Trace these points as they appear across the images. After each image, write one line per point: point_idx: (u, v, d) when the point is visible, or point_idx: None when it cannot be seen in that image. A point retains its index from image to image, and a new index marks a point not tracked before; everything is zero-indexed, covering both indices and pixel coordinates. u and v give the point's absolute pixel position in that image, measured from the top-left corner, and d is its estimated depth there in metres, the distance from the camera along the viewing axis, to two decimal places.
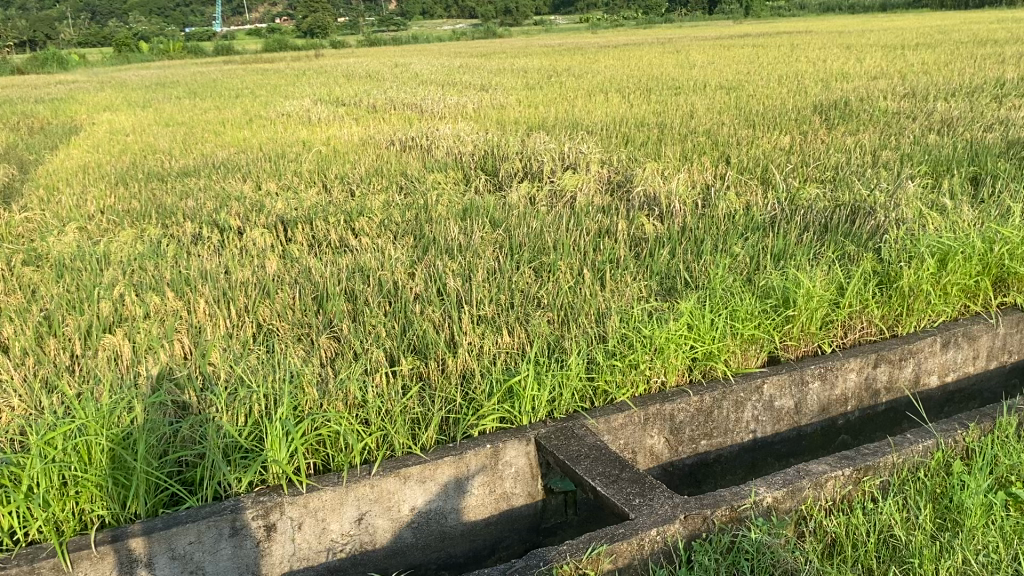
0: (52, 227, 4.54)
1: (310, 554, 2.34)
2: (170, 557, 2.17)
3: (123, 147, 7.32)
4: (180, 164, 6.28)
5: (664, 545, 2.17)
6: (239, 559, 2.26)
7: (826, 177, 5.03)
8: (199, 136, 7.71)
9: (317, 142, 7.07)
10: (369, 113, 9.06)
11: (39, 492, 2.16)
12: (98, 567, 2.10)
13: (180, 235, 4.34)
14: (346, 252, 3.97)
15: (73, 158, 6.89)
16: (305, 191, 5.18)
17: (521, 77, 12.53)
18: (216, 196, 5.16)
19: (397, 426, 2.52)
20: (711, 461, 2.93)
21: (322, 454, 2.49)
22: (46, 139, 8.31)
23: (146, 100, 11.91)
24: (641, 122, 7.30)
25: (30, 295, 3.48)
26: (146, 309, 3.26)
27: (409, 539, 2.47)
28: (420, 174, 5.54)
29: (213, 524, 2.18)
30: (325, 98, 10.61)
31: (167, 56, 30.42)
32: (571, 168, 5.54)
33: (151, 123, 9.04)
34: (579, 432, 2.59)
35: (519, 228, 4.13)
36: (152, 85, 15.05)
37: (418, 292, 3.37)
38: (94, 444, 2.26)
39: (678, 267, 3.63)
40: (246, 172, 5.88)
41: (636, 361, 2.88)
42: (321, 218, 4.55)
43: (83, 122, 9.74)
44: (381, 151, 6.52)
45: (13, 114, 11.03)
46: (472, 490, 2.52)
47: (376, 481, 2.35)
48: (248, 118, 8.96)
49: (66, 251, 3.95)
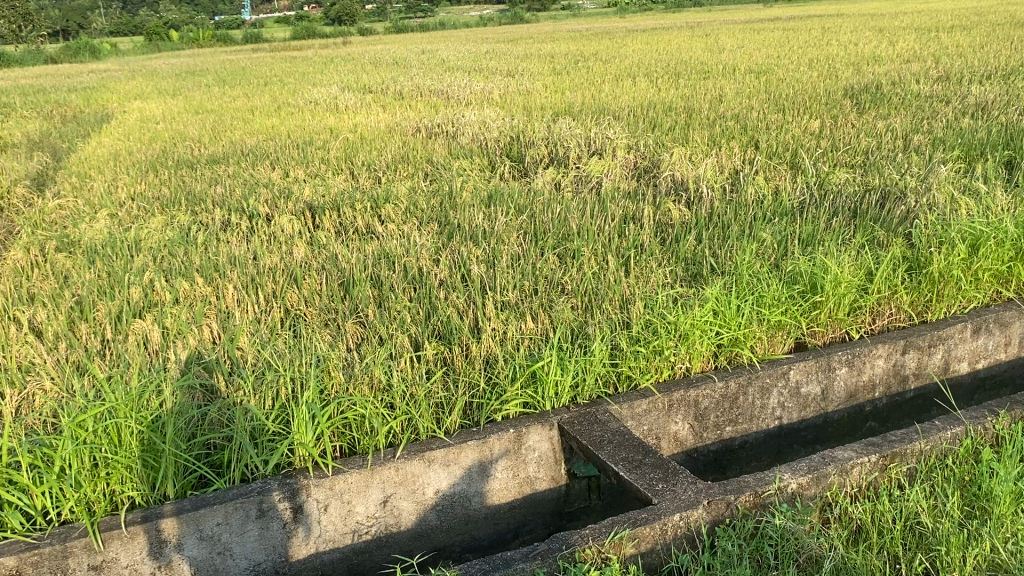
0: (84, 214, 4.61)
1: (335, 536, 2.37)
2: (198, 538, 2.21)
3: (153, 135, 7.40)
4: (209, 152, 6.34)
5: (687, 530, 2.17)
6: (266, 540, 2.29)
7: (856, 161, 4.96)
8: (228, 124, 7.78)
9: (344, 129, 7.10)
10: (396, 99, 9.08)
11: (71, 473, 2.20)
12: (129, 547, 2.14)
13: (209, 222, 4.39)
14: (372, 238, 4.00)
15: (104, 146, 6.98)
16: (332, 178, 5.22)
17: (548, 63, 12.47)
18: (245, 182, 5.21)
19: (422, 410, 2.54)
20: (736, 447, 2.92)
21: (347, 437, 2.52)
22: (79, 127, 8.42)
23: (176, 88, 12.03)
24: (669, 107, 7.25)
25: (63, 281, 3.54)
26: (176, 295, 3.30)
27: (434, 521, 2.49)
28: (446, 160, 5.54)
29: (240, 505, 2.21)
30: (353, 85, 10.65)
31: (196, 44, 30.64)
32: (598, 153, 5.51)
33: (181, 111, 9.13)
34: (603, 417, 2.59)
35: (544, 214, 4.13)
36: (182, 73, 15.20)
37: (443, 278, 3.38)
38: (124, 427, 2.30)
39: (704, 253, 3.61)
40: (274, 159, 5.93)
41: (660, 347, 2.88)
42: (348, 204, 4.58)
43: (115, 110, 9.85)
44: (407, 138, 6.53)
45: (47, 103, 11.18)
46: (495, 474, 2.53)
47: (400, 464, 2.38)
48: (276, 106, 9.03)
49: (97, 238, 4.01)
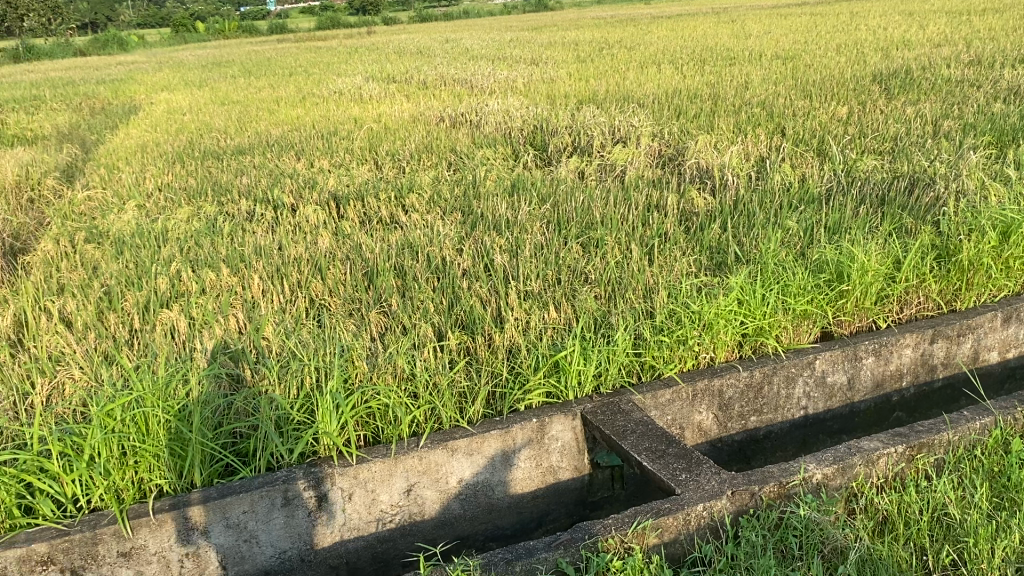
0: (113, 205, 4.67)
1: (360, 525, 2.39)
2: (225, 526, 2.23)
3: (180, 126, 7.46)
4: (235, 143, 6.39)
5: (710, 521, 2.16)
6: (292, 528, 2.31)
7: (885, 148, 4.89)
8: (254, 115, 7.82)
9: (368, 119, 7.11)
10: (420, 89, 9.09)
11: (100, 461, 2.24)
12: (157, 535, 2.17)
13: (235, 212, 4.42)
14: (396, 228, 4.01)
15: (132, 138, 7.05)
16: (356, 168, 5.23)
17: (572, 51, 12.41)
18: (270, 173, 5.24)
19: (445, 399, 2.55)
20: (761, 437, 2.90)
21: (371, 427, 2.53)
22: (108, 119, 8.51)
23: (203, 80, 12.11)
24: (694, 94, 7.19)
25: (92, 271, 3.59)
26: (202, 285, 3.33)
27: (458, 510, 2.51)
28: (469, 150, 5.54)
29: (266, 494, 2.24)
30: (377, 75, 10.66)
31: (222, 36, 30.80)
32: (622, 142, 5.48)
33: (207, 102, 9.20)
34: (626, 407, 2.59)
35: (568, 203, 4.12)
36: (208, 64, 15.30)
37: (466, 267, 3.39)
38: (151, 416, 2.33)
39: (729, 241, 3.58)
40: (299, 149, 5.96)
41: (684, 336, 2.86)
42: (372, 194, 4.59)
43: (142, 102, 9.95)
44: (431, 127, 6.53)
45: (76, 95, 11.31)
46: (518, 463, 2.54)
47: (423, 453, 2.39)
48: (301, 96, 9.06)
49: (125, 229, 4.06)
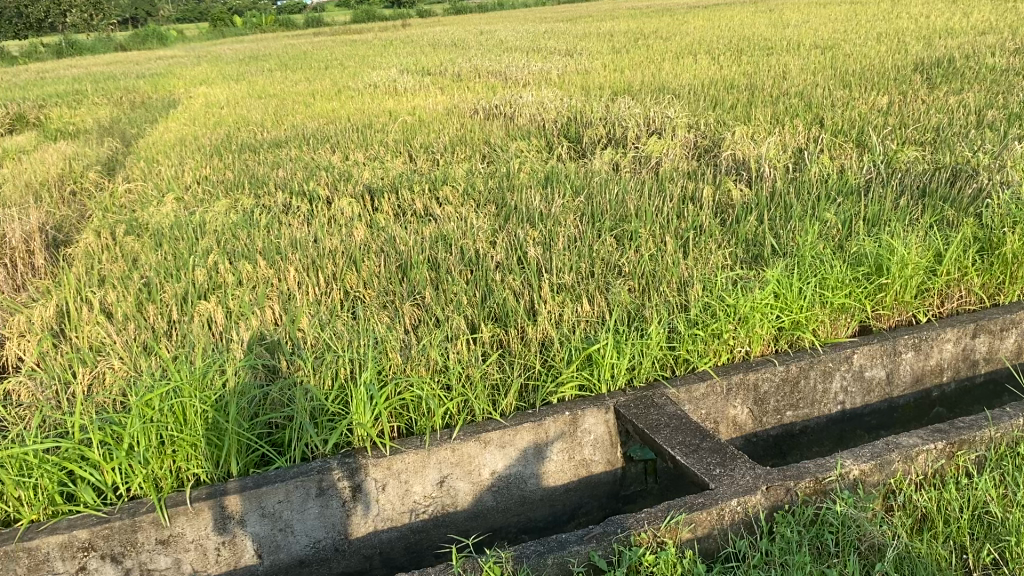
0: (152, 198, 4.74)
1: (393, 515, 2.40)
2: (260, 515, 2.26)
3: (218, 120, 7.55)
4: (271, 136, 6.45)
5: (744, 516, 2.14)
6: (326, 518, 2.34)
7: (926, 139, 4.80)
8: (291, 108, 7.89)
9: (403, 112, 7.14)
10: (454, 81, 9.09)
11: (139, 450, 2.27)
12: (194, 523, 2.20)
13: (271, 205, 4.46)
14: (430, 220, 4.02)
15: (171, 131, 7.14)
16: (391, 160, 5.25)
17: (608, 42, 12.33)
18: (306, 166, 5.28)
19: (477, 391, 2.56)
20: (797, 432, 2.87)
21: (405, 418, 2.55)
22: (148, 113, 8.64)
23: (240, 73, 12.24)
24: (731, 84, 7.11)
25: (132, 263, 3.65)
26: (239, 276, 3.37)
27: (490, 502, 2.52)
28: (503, 142, 5.53)
29: (300, 484, 2.26)
30: (412, 68, 10.68)
31: (259, 29, 31.09)
32: (657, 133, 5.44)
33: (244, 96, 9.29)
34: (659, 400, 2.58)
35: (602, 195, 4.10)
36: (245, 58, 15.45)
37: (499, 260, 3.39)
38: (189, 406, 2.37)
39: (765, 234, 3.54)
40: (334, 142, 6.00)
41: (719, 329, 2.84)
42: (406, 187, 4.61)
43: (181, 96, 10.07)
44: (465, 119, 6.54)
45: (117, 89, 11.49)
46: (550, 456, 2.53)
47: (456, 445, 2.40)
48: (337, 89, 9.12)
49: (164, 221, 4.11)
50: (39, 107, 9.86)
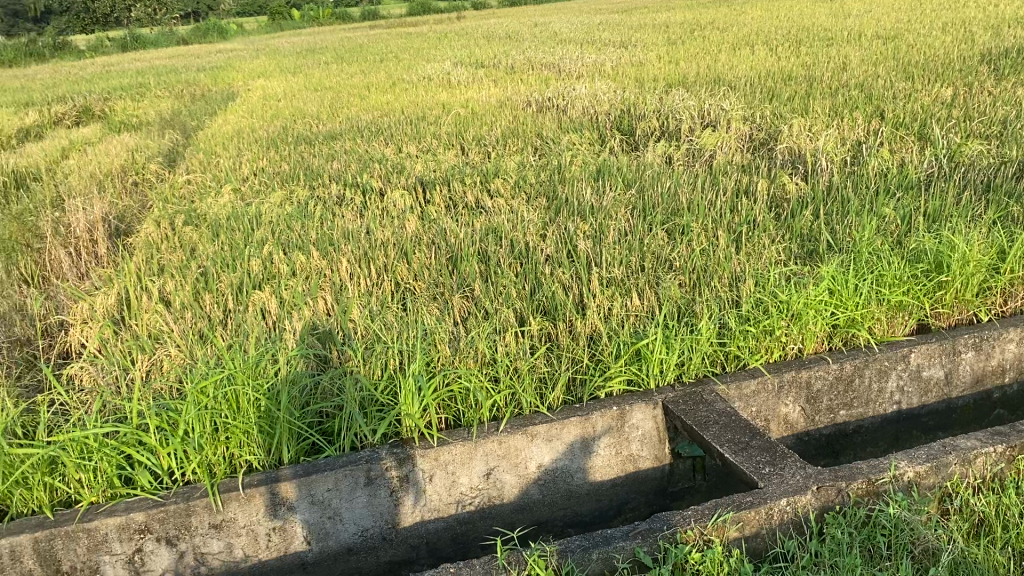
0: (211, 189, 4.84)
1: (440, 505, 2.42)
2: (310, 502, 2.30)
3: (275, 112, 7.67)
4: (327, 128, 6.53)
5: (794, 516, 2.11)
6: (374, 507, 2.37)
7: (992, 132, 4.66)
8: (346, 101, 7.98)
9: (456, 104, 7.16)
10: (508, 74, 9.09)
11: (193, 437, 2.33)
12: (246, 509, 2.25)
13: (326, 197, 4.52)
14: (481, 213, 4.04)
15: (229, 123, 7.28)
16: (443, 153, 5.28)
17: (663, 33, 12.20)
18: (360, 158, 5.33)
19: (525, 384, 2.56)
20: (851, 431, 2.81)
21: (452, 410, 2.56)
22: (207, 105, 8.82)
23: (297, 66, 12.42)
24: (788, 76, 6.98)
25: (190, 253, 3.73)
26: (293, 267, 3.42)
27: (536, 495, 2.52)
28: (556, 135, 5.52)
29: (349, 472, 2.29)
30: (466, 60, 10.71)
31: (316, 22, 31.49)
32: (711, 126, 5.37)
33: (301, 88, 9.42)
34: (709, 397, 2.55)
35: (654, 188, 4.06)
36: (302, 51, 15.66)
37: (550, 253, 3.38)
38: (242, 393, 2.42)
39: (821, 229, 3.48)
40: (388, 134, 6.05)
41: (771, 326, 2.80)
42: (458, 179, 4.63)
43: (240, 89, 10.26)
44: (517, 112, 6.54)
45: (178, 82, 11.75)
46: (598, 451, 2.53)
47: (503, 438, 2.40)
48: (391, 82, 9.19)
49: (222, 212, 4.20)
50: (104, 100, 10.13)
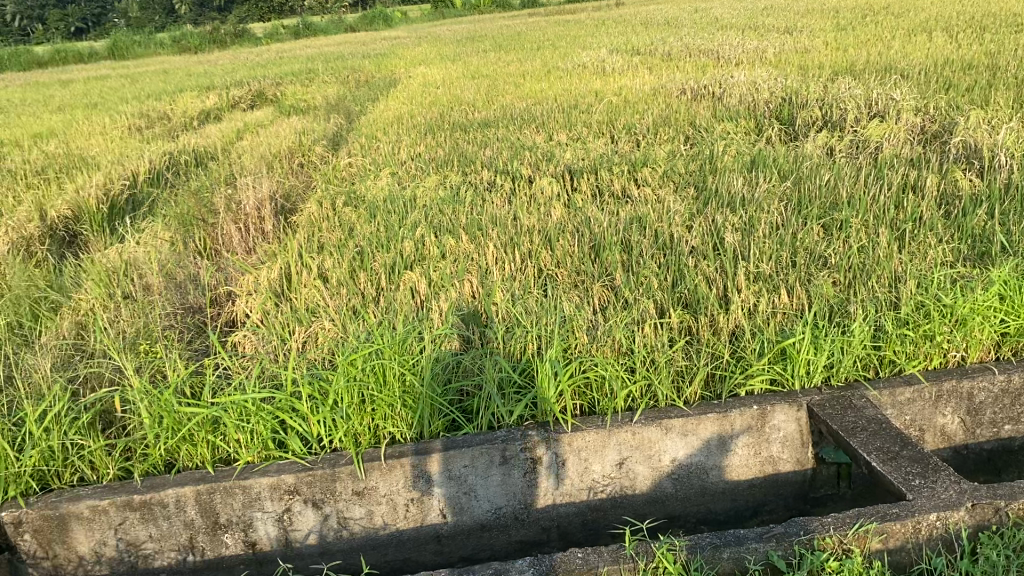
0: (370, 172, 5.05)
1: (572, 491, 2.45)
2: (447, 477, 2.37)
3: (433, 99, 7.89)
4: (481, 115, 6.67)
5: (944, 532, 1.99)
6: (508, 487, 2.42)
7: None
8: (501, 88, 8.10)
9: (610, 92, 7.13)
10: (664, 61, 8.95)
11: (341, 406, 2.45)
12: (387, 478, 2.35)
13: (476, 182, 4.63)
14: (628, 202, 4.01)
15: (390, 109, 7.56)
16: (594, 141, 5.28)
17: (832, 19, 11.64)
18: (511, 145, 5.41)
19: (663, 376, 2.53)
20: (1017, 449, 2.62)
21: (588, 398, 2.57)
22: (370, 92, 9.19)
23: (456, 54, 12.72)
24: (969, 65, 6.51)
25: (347, 233, 3.92)
26: (442, 250, 3.53)
27: (670, 489, 2.50)
28: (710, 125, 5.40)
29: (485, 451, 2.35)
30: (623, 48, 10.62)
31: (476, 9, 32.06)
32: (878, 117, 5.10)
33: (458, 76, 9.64)
34: (858, 402, 2.44)
35: (811, 181, 3.90)
36: (462, 39, 16.00)
37: (696, 245, 3.32)
38: (387, 368, 2.52)
39: (995, 230, 3.24)
40: (540, 122, 6.10)
41: (931, 331, 2.64)
42: (607, 168, 4.61)
43: (402, 75, 10.62)
44: (672, 100, 6.43)
45: (345, 69, 12.29)
46: (735, 449, 2.48)
47: (638, 429, 2.40)
48: (547, 70, 9.25)
49: (378, 195, 4.38)
50: (277, 85, 10.75)
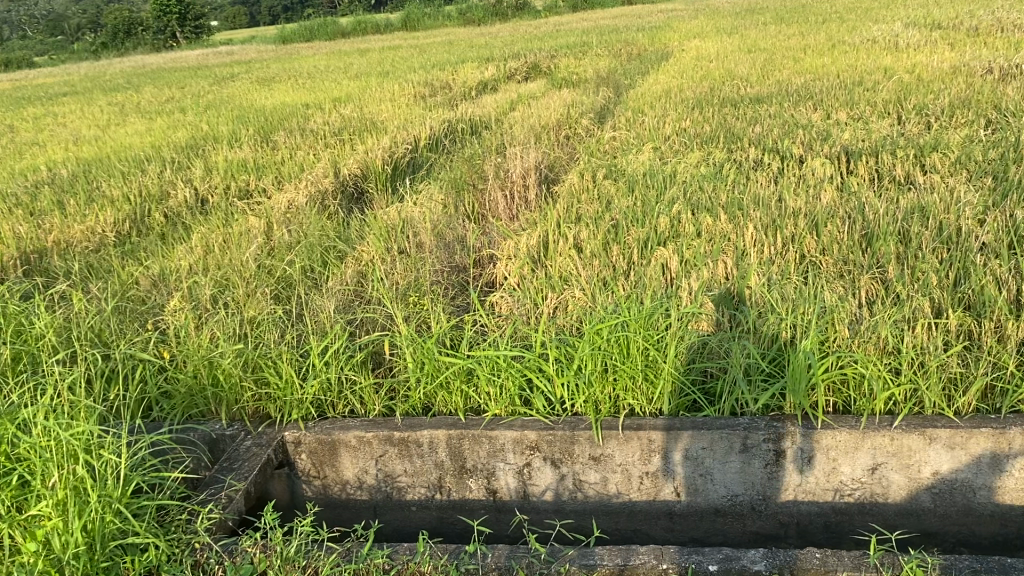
0: (634, 146, 5.06)
1: (816, 490, 2.35)
2: (684, 456, 2.35)
3: (705, 73, 7.73)
4: (755, 91, 6.43)
5: None
6: (746, 475, 2.35)
7: None
8: (779, 63, 7.75)
9: (900, 69, 6.59)
10: (969, 36, 8.09)
11: (585, 373, 2.49)
12: (623, 448, 2.37)
13: (742, 160, 4.49)
14: (910, 189, 3.71)
15: (660, 83, 7.51)
16: (877, 121, 4.92)
17: None
18: (784, 123, 5.18)
19: (931, 381, 2.33)
20: None
21: (843, 395, 2.42)
22: (643, 66, 9.18)
23: (734, 27, 12.32)
24: None
25: (606, 205, 3.97)
26: (700, 228, 3.48)
27: (927, 503, 2.33)
28: (1018, 108, 4.83)
29: (726, 436, 2.30)
30: (921, 21, 9.74)
31: None
32: None
33: (734, 49, 9.36)
34: None
35: None
36: (741, 11, 15.46)
37: (986, 241, 3.01)
38: (633, 340, 2.52)
39: None
40: (818, 99, 5.78)
41: None
42: (889, 152, 4.29)
43: (676, 49, 10.49)
44: (974, 79, 5.82)
45: (619, 41, 12.35)
46: (1010, 471, 2.23)
47: (896, 435, 2.23)
48: (832, 44, 8.71)
49: (640, 169, 4.39)
50: (552, 58, 11.05)
